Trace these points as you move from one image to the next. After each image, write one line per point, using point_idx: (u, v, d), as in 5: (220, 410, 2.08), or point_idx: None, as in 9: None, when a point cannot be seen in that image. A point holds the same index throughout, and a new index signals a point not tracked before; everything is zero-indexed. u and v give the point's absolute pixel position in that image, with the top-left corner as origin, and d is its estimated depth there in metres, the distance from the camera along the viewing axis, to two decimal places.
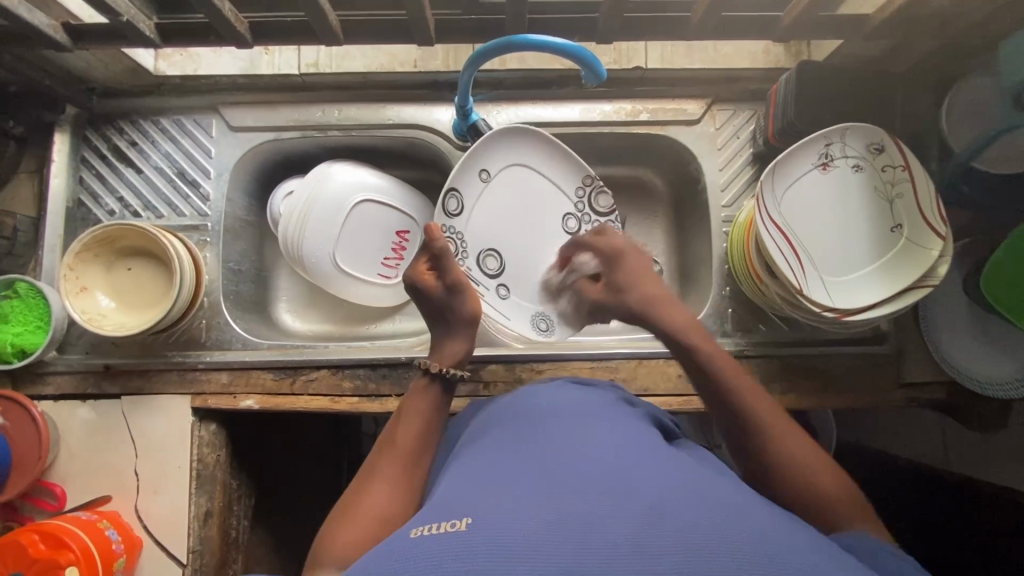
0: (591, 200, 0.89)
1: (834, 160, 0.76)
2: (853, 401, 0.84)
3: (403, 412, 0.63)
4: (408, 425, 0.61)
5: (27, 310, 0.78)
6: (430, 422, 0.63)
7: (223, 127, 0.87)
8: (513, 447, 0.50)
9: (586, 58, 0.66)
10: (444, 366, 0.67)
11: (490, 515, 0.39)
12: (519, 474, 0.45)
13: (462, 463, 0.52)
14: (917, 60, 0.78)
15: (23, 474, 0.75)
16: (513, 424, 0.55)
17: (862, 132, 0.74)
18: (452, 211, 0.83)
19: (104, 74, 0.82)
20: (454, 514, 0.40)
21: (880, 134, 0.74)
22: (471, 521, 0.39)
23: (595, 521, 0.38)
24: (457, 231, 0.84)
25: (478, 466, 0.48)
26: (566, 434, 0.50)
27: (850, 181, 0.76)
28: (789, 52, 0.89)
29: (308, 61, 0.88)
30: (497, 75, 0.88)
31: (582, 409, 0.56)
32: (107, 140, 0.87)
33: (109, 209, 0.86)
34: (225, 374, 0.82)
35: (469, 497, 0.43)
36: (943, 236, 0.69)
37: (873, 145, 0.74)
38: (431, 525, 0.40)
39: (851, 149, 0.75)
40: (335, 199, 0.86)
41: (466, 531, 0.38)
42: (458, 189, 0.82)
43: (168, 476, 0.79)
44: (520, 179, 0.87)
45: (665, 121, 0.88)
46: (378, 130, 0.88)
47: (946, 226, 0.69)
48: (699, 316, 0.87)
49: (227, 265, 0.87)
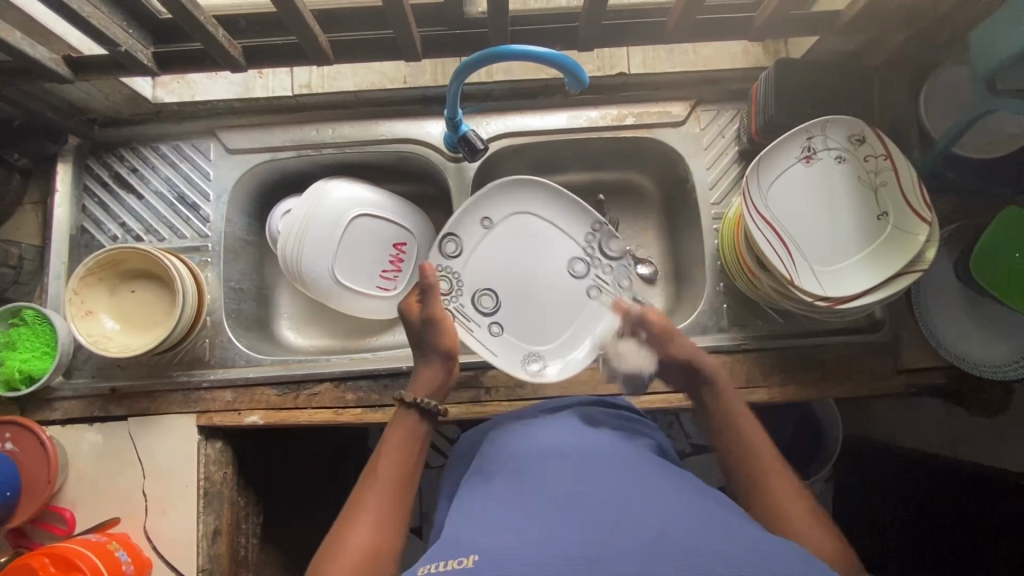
0: (601, 243, 0.86)
1: (818, 152, 0.77)
2: (852, 391, 0.84)
3: (388, 441, 0.65)
4: (391, 455, 0.64)
5: (34, 337, 0.80)
6: (413, 448, 0.66)
7: (221, 150, 0.90)
8: (508, 479, 0.54)
9: (569, 66, 0.68)
10: (421, 395, 0.70)
11: (499, 551, 0.42)
12: (516, 504, 0.49)
13: (467, 496, 0.55)
14: (891, 53, 0.80)
15: (33, 499, 0.76)
16: (513, 454, 0.58)
17: (843, 123, 0.76)
18: (449, 254, 0.83)
19: (104, 104, 0.85)
20: (461, 550, 0.44)
21: (861, 125, 0.76)
22: (479, 558, 0.42)
23: (596, 558, 0.41)
24: (453, 272, 0.83)
25: (481, 502, 0.51)
26: (556, 464, 0.53)
27: (836, 171, 0.77)
28: (768, 51, 0.91)
29: (302, 82, 0.91)
30: (485, 88, 0.90)
31: (577, 437, 0.59)
32: (108, 168, 0.89)
33: (111, 235, 0.88)
34: (229, 391, 0.83)
35: (477, 531, 0.46)
36: (929, 222, 0.71)
37: (855, 135, 0.76)
38: (438, 563, 0.44)
39: (835, 141, 0.77)
40: (332, 215, 0.87)
41: (475, 567, 0.41)
42: (457, 233, 0.83)
43: (175, 495, 0.80)
44: (522, 226, 0.85)
45: (650, 124, 0.90)
46: (371, 146, 0.90)
47: (931, 212, 0.71)
48: (694, 314, 0.88)
49: (229, 284, 0.89)
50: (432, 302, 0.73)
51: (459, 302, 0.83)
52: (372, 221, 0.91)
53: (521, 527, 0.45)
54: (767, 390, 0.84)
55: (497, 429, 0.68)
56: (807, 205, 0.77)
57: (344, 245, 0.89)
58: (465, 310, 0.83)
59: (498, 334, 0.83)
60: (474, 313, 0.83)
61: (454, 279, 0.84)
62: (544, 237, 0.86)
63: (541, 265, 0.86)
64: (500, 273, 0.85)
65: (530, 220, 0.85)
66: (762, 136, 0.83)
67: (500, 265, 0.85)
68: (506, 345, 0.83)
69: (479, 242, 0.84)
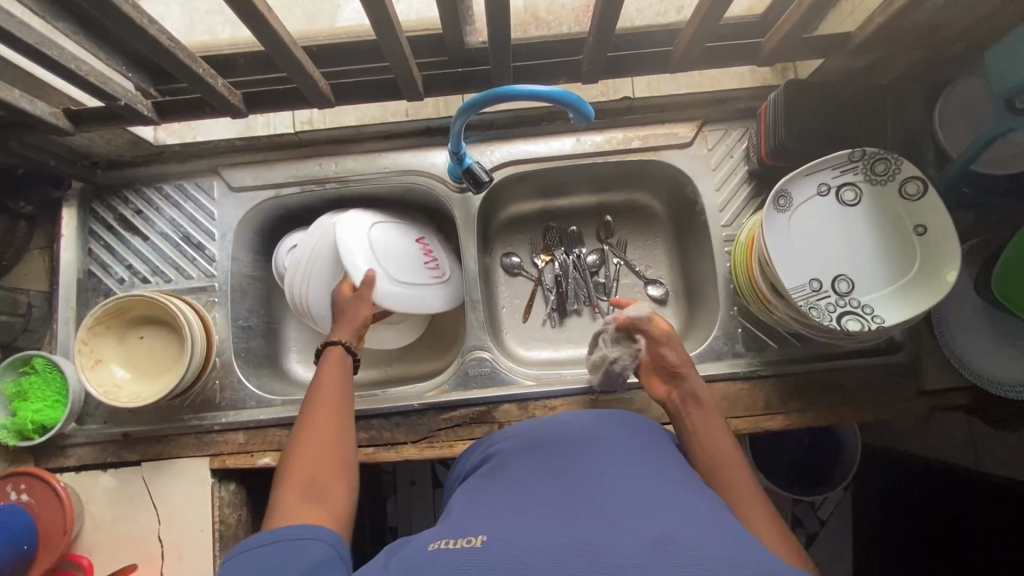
0: (841, 315, 0.72)
1: (838, 188, 0.76)
2: (873, 414, 0.82)
3: (321, 373, 0.70)
4: (329, 384, 0.69)
5: (45, 385, 0.80)
6: (345, 374, 0.71)
7: (224, 188, 0.89)
8: (539, 470, 0.52)
9: (571, 101, 0.66)
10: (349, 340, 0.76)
11: (508, 535, 0.42)
12: (538, 496, 0.48)
13: (485, 482, 0.54)
14: (903, 70, 0.78)
15: (49, 549, 0.76)
16: (553, 443, 0.57)
17: (865, 157, 0.74)
18: (850, 198, 0.76)
19: (106, 148, 0.85)
20: (472, 531, 0.43)
21: (886, 157, 0.74)
22: (488, 539, 0.41)
23: (603, 548, 0.39)
24: (835, 191, 0.76)
25: (501, 492, 0.50)
26: (589, 459, 0.52)
27: (856, 207, 0.75)
28: (775, 69, 0.90)
29: (303, 119, 0.92)
30: (488, 117, 0.89)
31: (604, 433, 0.57)
32: (113, 210, 0.89)
33: (118, 278, 0.88)
34: (241, 433, 0.83)
35: (488, 518, 0.45)
36: (957, 256, 0.69)
37: (877, 169, 0.74)
38: (449, 541, 0.43)
39: (855, 176, 0.75)
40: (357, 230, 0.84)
41: (483, 547, 0.41)
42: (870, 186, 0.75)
43: (191, 541, 0.79)
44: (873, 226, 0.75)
45: (657, 146, 0.89)
46: (375, 179, 0.89)
47: (958, 246, 0.69)
48: (708, 340, 0.87)
49: (237, 323, 0.88)
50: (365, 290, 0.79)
51: (820, 191, 0.76)
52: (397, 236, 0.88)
53: (533, 516, 0.44)
54: (785, 416, 0.82)
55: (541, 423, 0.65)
56: (824, 238, 0.75)
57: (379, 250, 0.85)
58: (809, 202, 0.76)
59: (785, 210, 0.75)
60: (802, 202, 0.76)
61: (830, 190, 0.76)
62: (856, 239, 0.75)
63: (825, 256, 0.75)
64: (831, 222, 0.76)
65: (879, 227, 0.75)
66: (774, 159, 0.81)
67: (836, 224, 0.76)
68: (779, 223, 0.75)
69: (919, 210, 0.73)
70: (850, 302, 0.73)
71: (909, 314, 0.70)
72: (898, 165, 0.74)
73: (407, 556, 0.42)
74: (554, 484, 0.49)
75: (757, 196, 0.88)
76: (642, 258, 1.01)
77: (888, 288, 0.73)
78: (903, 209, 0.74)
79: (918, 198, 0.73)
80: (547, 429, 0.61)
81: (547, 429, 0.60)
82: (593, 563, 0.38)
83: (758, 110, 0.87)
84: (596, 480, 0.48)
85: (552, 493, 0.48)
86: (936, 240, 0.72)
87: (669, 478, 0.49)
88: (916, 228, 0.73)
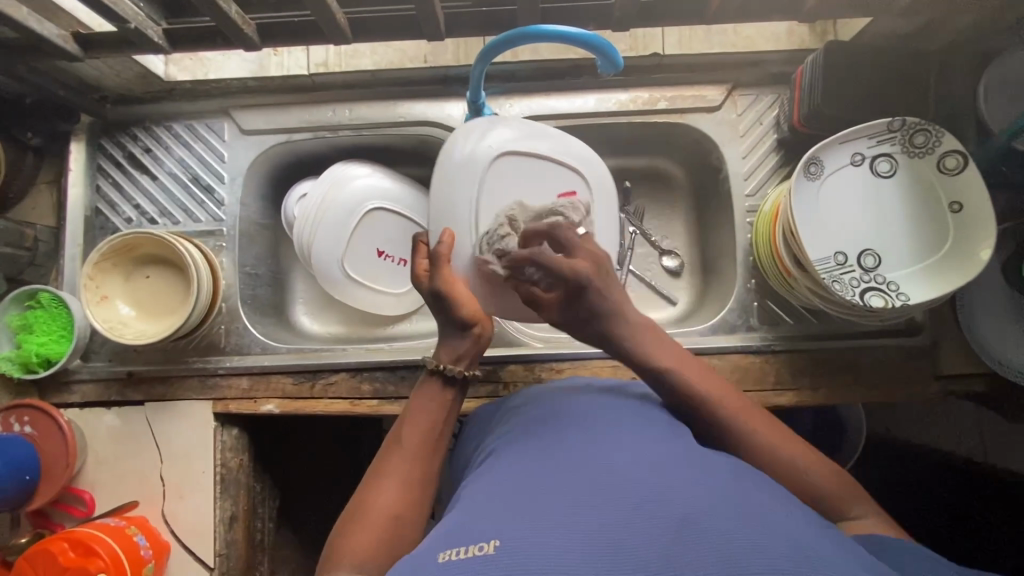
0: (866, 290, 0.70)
1: (873, 159, 0.72)
2: (886, 396, 0.81)
3: (410, 409, 0.62)
4: (419, 425, 0.60)
5: (50, 320, 0.79)
6: (441, 417, 0.62)
7: (235, 131, 0.87)
8: (546, 455, 0.51)
9: (603, 48, 0.64)
10: (446, 362, 0.64)
11: (520, 535, 0.39)
12: (550, 484, 0.46)
13: (486, 469, 0.53)
14: (952, 37, 0.74)
15: (52, 481, 0.77)
16: (562, 428, 0.55)
17: (905, 127, 0.70)
18: (884, 170, 0.72)
19: (116, 82, 0.82)
20: (481, 536, 0.41)
21: (927, 128, 0.70)
22: (501, 543, 0.39)
23: (624, 545, 0.38)
24: (869, 160, 0.72)
25: (510, 476, 0.49)
26: (597, 445, 0.50)
27: (889, 179, 0.72)
28: (814, 32, 0.85)
29: (318, 61, 0.87)
30: (509, 68, 0.86)
31: (603, 417, 0.56)
32: (122, 148, 0.87)
33: (126, 217, 0.86)
34: (245, 378, 0.82)
35: (493, 516, 0.43)
36: (993, 234, 0.66)
37: (916, 141, 0.71)
38: (458, 549, 0.40)
39: (892, 147, 0.72)
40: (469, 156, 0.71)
41: (496, 554, 0.38)
42: (905, 157, 0.72)
43: (193, 481, 0.80)
44: (904, 198, 0.72)
45: (684, 108, 0.85)
46: (389, 129, 0.86)
47: (995, 225, 0.66)
48: (722, 312, 0.85)
49: (244, 270, 0.87)
50: (442, 272, 0.66)
51: (854, 160, 0.72)
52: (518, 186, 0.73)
53: (543, 509, 0.42)
54: (797, 393, 0.81)
55: (547, 397, 0.63)
56: (852, 210, 0.73)
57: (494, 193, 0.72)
58: (840, 171, 0.73)
59: (815, 178, 0.72)
60: (833, 170, 0.73)
61: (863, 159, 0.72)
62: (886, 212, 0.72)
63: (851, 228, 0.72)
64: (860, 193, 0.73)
65: (910, 200, 0.72)
66: (806, 126, 0.78)
67: (865, 195, 0.73)
68: (807, 192, 0.72)
69: (956, 183, 0.69)
70: (877, 277, 0.70)
71: (936, 292, 0.68)
72: (936, 132, 0.70)
73: (415, 571, 0.39)
74: (558, 470, 0.47)
75: (784, 167, 0.85)
76: (658, 227, 0.98)
77: (915, 266, 0.70)
78: (938, 182, 0.70)
79: (955, 173, 0.69)
80: (542, 412, 0.59)
81: (542, 413, 0.59)
82: (620, 560, 0.37)
83: (792, 75, 0.83)
84: (602, 466, 0.47)
85: (556, 481, 0.46)
86: (973, 218, 0.68)
87: (675, 453, 0.49)
88: (951, 204, 0.70)
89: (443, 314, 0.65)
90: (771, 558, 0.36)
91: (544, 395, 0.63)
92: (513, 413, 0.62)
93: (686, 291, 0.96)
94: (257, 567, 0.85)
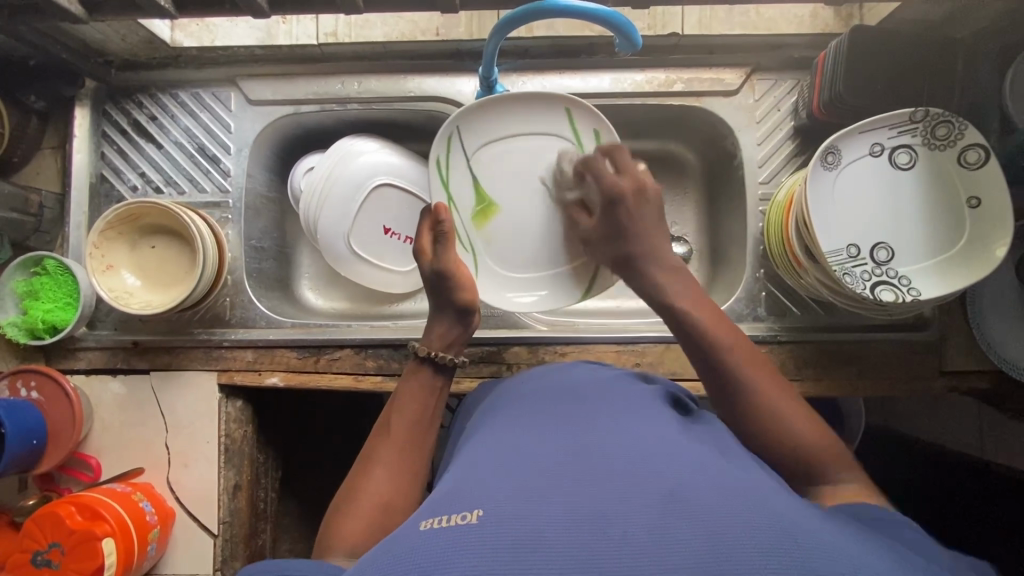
0: (877, 281, 0.69)
1: (892, 150, 0.71)
2: (889, 389, 0.80)
3: (402, 393, 0.65)
4: (405, 412, 0.63)
5: (56, 286, 0.79)
6: (427, 402, 0.65)
7: (241, 100, 0.85)
8: (540, 430, 0.51)
9: (622, 26, 0.65)
10: (433, 349, 0.69)
11: (506, 507, 0.40)
12: (540, 460, 0.46)
13: (481, 442, 0.53)
14: (983, 25, 0.71)
15: (59, 446, 0.78)
16: (556, 409, 0.55)
17: (927, 118, 0.69)
18: (903, 164, 0.71)
19: (122, 46, 0.81)
20: (466, 505, 0.41)
21: (950, 120, 0.68)
22: (487, 514, 0.39)
23: (612, 520, 0.38)
24: (890, 154, 0.71)
25: (503, 448, 0.50)
26: (591, 426, 0.51)
27: (908, 171, 0.71)
28: (840, 16, 0.83)
29: (327, 31, 0.85)
30: (523, 43, 0.83)
31: (603, 396, 0.57)
32: (127, 114, 0.86)
33: (131, 185, 0.86)
34: (249, 351, 0.82)
35: (477, 488, 0.44)
36: (1009, 233, 0.65)
37: (938, 133, 0.69)
38: (444, 517, 0.41)
39: (913, 139, 0.70)
40: (451, 140, 0.78)
41: (481, 523, 0.39)
42: (924, 147, 0.70)
43: (198, 450, 0.80)
44: (922, 193, 0.71)
45: (701, 92, 0.83)
46: (398, 103, 0.85)
47: (1012, 223, 0.65)
48: (729, 300, 0.84)
49: (250, 243, 0.86)
50: (445, 251, 0.72)
51: (876, 151, 0.71)
52: (584, 140, 0.78)
53: (532, 485, 0.42)
54: (800, 383, 0.80)
55: (543, 376, 0.64)
56: (868, 203, 0.71)
57: (491, 180, 0.80)
58: (859, 163, 0.71)
59: (833, 166, 0.71)
60: (851, 161, 0.71)
61: (884, 151, 0.71)
62: (902, 207, 0.71)
63: (865, 221, 0.71)
64: (878, 189, 0.71)
65: (928, 195, 0.70)
66: (824, 113, 0.76)
67: (883, 190, 0.71)
68: (825, 181, 0.71)
69: (975, 179, 0.68)
70: (890, 272, 0.70)
71: (949, 288, 0.67)
72: (960, 124, 0.68)
73: (400, 541, 0.40)
74: (550, 445, 0.48)
75: (800, 155, 0.83)
76: (669, 212, 0.97)
77: (929, 262, 0.69)
78: (959, 177, 0.69)
79: (976, 168, 0.68)
80: (543, 390, 0.60)
81: (540, 391, 0.60)
82: (608, 538, 0.37)
83: (814, 60, 0.81)
84: (594, 443, 0.47)
85: (551, 455, 0.46)
86: (989, 214, 0.67)
87: (668, 435, 0.49)
88: (969, 199, 0.68)
89: (440, 293, 0.71)
90: (755, 546, 0.35)
91: (547, 371, 0.65)
92: (509, 390, 0.63)
93: (694, 279, 0.95)
94: (259, 535, 0.87)
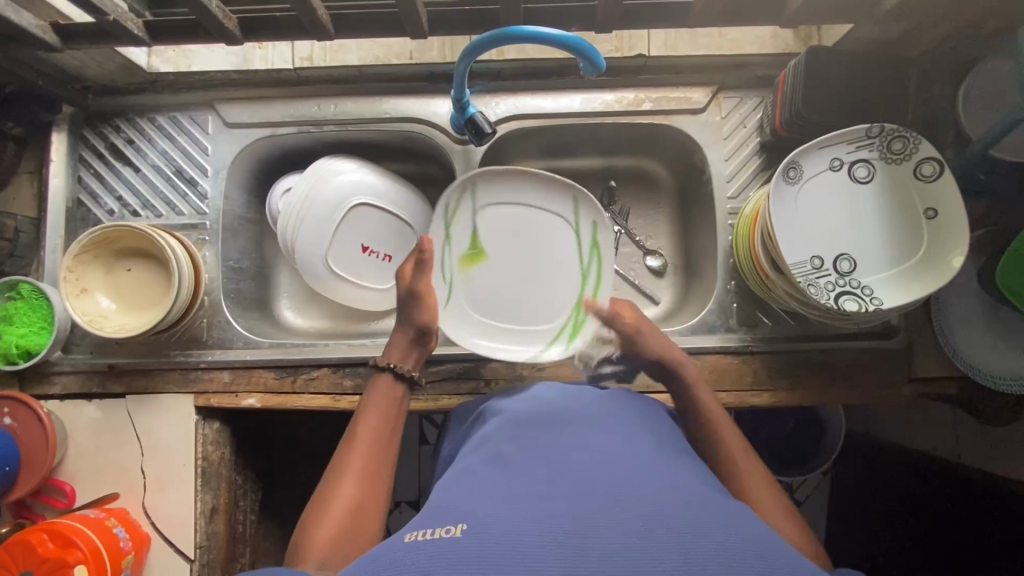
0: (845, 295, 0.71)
1: (851, 164, 0.73)
2: (861, 398, 0.82)
3: (368, 404, 0.67)
4: (372, 418, 0.65)
5: (31, 311, 0.79)
6: (393, 411, 0.68)
7: (219, 123, 0.86)
8: (522, 446, 0.52)
9: (585, 51, 0.66)
10: (397, 361, 0.71)
11: (489, 520, 0.40)
12: (523, 478, 0.47)
13: (469, 458, 0.54)
14: (932, 45, 0.74)
15: (31, 473, 0.77)
16: (540, 422, 0.56)
17: (883, 134, 0.71)
18: (861, 180, 0.73)
19: (98, 72, 0.82)
20: (450, 520, 0.42)
21: (904, 135, 0.71)
22: (468, 527, 0.40)
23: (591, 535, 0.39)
24: (850, 170, 0.73)
25: (486, 465, 0.50)
26: (569, 442, 0.52)
27: (866, 185, 0.73)
28: (799, 36, 0.86)
29: (303, 55, 0.87)
30: (495, 66, 0.86)
31: (582, 410, 0.58)
32: (104, 139, 0.87)
33: (108, 209, 0.86)
34: (226, 372, 0.82)
35: (461, 503, 0.44)
36: (965, 242, 0.68)
37: (893, 147, 0.72)
38: (426, 530, 0.41)
39: (871, 153, 0.73)
40: (466, 189, 0.80)
41: (461, 538, 0.39)
42: (880, 160, 0.72)
43: (174, 473, 0.80)
44: (881, 206, 0.73)
45: (668, 110, 0.86)
46: (374, 124, 0.86)
47: (967, 232, 0.67)
48: (701, 312, 0.86)
49: (227, 263, 0.87)
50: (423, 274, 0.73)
51: (835, 166, 0.73)
52: (582, 226, 0.81)
53: (514, 500, 0.43)
54: (773, 393, 0.82)
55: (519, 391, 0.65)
56: (829, 216, 0.73)
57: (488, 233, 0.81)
58: (821, 178, 0.73)
59: (795, 180, 0.73)
60: (812, 175, 0.73)
61: (843, 167, 0.73)
62: (863, 220, 0.73)
63: (829, 235, 0.73)
64: (840, 204, 0.73)
65: (888, 208, 0.72)
66: (786, 129, 0.79)
67: (842, 205, 0.73)
68: (791, 198, 0.73)
69: (931, 191, 0.71)
70: (858, 283, 0.71)
71: (909, 298, 0.69)
72: (913, 139, 0.71)
73: (382, 553, 0.40)
74: (533, 462, 0.49)
75: (767, 170, 0.85)
76: (643, 226, 0.98)
77: (892, 273, 0.71)
78: (915, 190, 0.71)
79: (931, 180, 0.70)
80: (526, 404, 0.61)
81: (522, 406, 0.60)
82: (585, 551, 0.38)
83: (776, 78, 0.83)
84: (569, 460, 0.48)
85: (535, 473, 0.47)
86: (945, 225, 0.70)
87: (648, 454, 0.50)
88: (926, 211, 0.71)
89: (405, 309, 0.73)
90: (736, 561, 0.37)
91: (529, 388, 0.66)
92: (497, 404, 0.64)
93: (669, 291, 0.96)
94: (237, 559, 0.86)
